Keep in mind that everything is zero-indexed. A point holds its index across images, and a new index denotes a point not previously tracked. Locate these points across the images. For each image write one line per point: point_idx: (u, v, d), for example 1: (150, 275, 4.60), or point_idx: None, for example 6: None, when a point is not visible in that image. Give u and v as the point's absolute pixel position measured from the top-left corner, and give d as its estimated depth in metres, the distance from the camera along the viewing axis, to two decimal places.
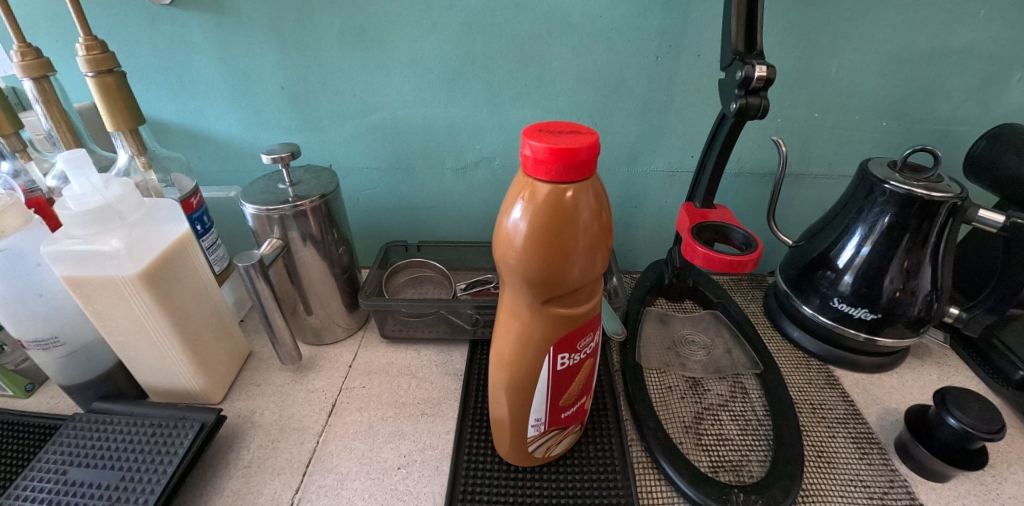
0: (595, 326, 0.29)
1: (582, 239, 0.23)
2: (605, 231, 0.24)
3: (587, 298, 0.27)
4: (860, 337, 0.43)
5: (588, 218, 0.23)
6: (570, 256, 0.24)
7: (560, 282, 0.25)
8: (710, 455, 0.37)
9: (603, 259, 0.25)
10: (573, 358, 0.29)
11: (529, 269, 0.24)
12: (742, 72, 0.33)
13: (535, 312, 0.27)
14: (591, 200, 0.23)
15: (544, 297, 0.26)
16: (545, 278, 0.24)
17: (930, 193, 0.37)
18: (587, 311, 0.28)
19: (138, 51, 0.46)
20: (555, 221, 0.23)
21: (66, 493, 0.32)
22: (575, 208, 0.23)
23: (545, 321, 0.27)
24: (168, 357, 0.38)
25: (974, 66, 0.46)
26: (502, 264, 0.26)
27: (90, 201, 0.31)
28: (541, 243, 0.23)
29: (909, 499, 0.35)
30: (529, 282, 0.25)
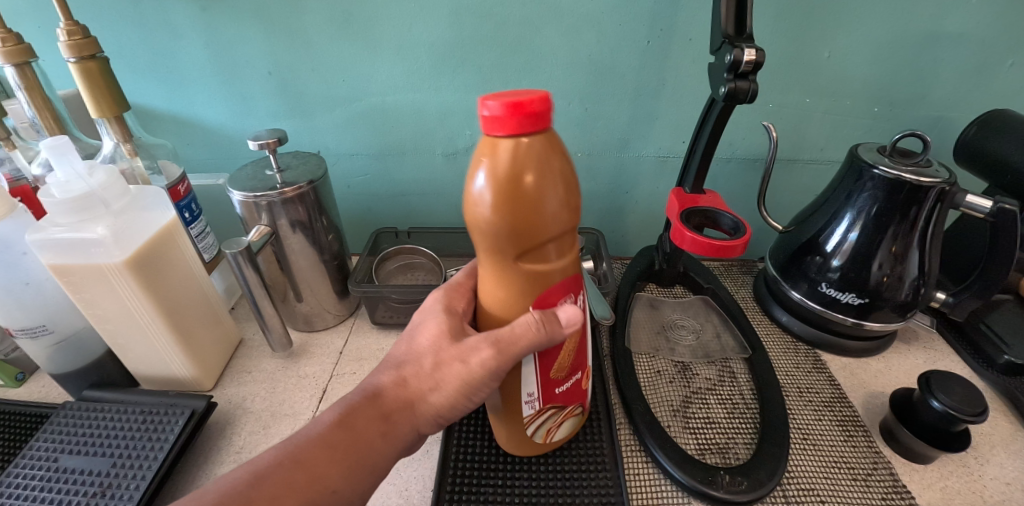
0: (579, 285, 0.27)
1: (552, 195, 0.21)
2: (576, 183, 0.22)
3: (566, 256, 0.25)
4: (848, 321, 0.44)
5: (554, 172, 0.21)
6: (540, 214, 0.21)
7: (532, 242, 0.22)
8: (697, 438, 0.37)
9: (579, 212, 0.23)
10: (567, 340, 0.28)
11: (496, 233, 0.22)
12: (731, 55, 0.33)
13: (511, 274, 0.25)
14: (555, 149, 0.21)
15: (521, 260, 0.24)
16: (518, 242, 0.22)
17: (919, 179, 0.37)
18: (568, 270, 0.26)
19: (122, 36, 0.46)
20: (517, 177, 0.20)
21: (58, 480, 0.32)
22: (541, 161, 0.20)
23: (523, 283, 0.25)
24: (158, 345, 0.38)
25: (967, 51, 0.46)
26: (468, 229, 0.23)
27: (74, 188, 0.31)
28: (505, 204, 0.21)
29: (892, 480, 0.35)
30: (499, 245, 0.23)
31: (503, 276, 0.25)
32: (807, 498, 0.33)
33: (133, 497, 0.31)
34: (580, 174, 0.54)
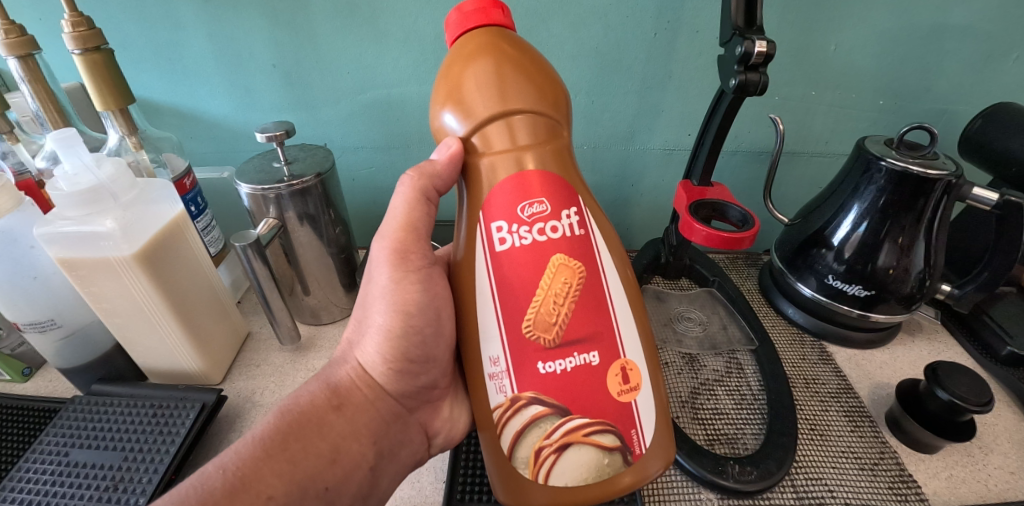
0: (574, 195, 0.24)
1: (502, 49, 0.22)
2: (537, 59, 0.23)
3: (544, 134, 0.23)
4: (853, 313, 0.44)
5: (502, 36, 0.23)
6: (493, 56, 0.22)
7: (486, 90, 0.22)
8: (706, 429, 0.38)
9: (548, 91, 0.23)
10: (573, 357, 0.23)
11: (450, 101, 0.23)
12: (742, 47, 0.33)
13: (480, 155, 0.23)
14: (512, 38, 0.23)
15: (491, 136, 0.23)
16: (483, 103, 0.22)
17: (926, 171, 0.37)
18: (548, 152, 0.23)
19: (125, 27, 0.45)
20: (466, 42, 0.23)
21: (69, 474, 0.32)
22: (495, 37, 0.23)
23: (492, 165, 0.23)
24: (167, 339, 0.38)
25: (974, 43, 0.46)
26: (437, 139, 0.25)
27: (82, 181, 0.31)
28: (457, 64, 0.23)
29: (899, 469, 0.36)
30: (453, 118, 0.23)
31: (475, 161, 0.24)
32: (815, 487, 0.34)
33: (145, 490, 0.31)
34: (585, 167, 0.54)
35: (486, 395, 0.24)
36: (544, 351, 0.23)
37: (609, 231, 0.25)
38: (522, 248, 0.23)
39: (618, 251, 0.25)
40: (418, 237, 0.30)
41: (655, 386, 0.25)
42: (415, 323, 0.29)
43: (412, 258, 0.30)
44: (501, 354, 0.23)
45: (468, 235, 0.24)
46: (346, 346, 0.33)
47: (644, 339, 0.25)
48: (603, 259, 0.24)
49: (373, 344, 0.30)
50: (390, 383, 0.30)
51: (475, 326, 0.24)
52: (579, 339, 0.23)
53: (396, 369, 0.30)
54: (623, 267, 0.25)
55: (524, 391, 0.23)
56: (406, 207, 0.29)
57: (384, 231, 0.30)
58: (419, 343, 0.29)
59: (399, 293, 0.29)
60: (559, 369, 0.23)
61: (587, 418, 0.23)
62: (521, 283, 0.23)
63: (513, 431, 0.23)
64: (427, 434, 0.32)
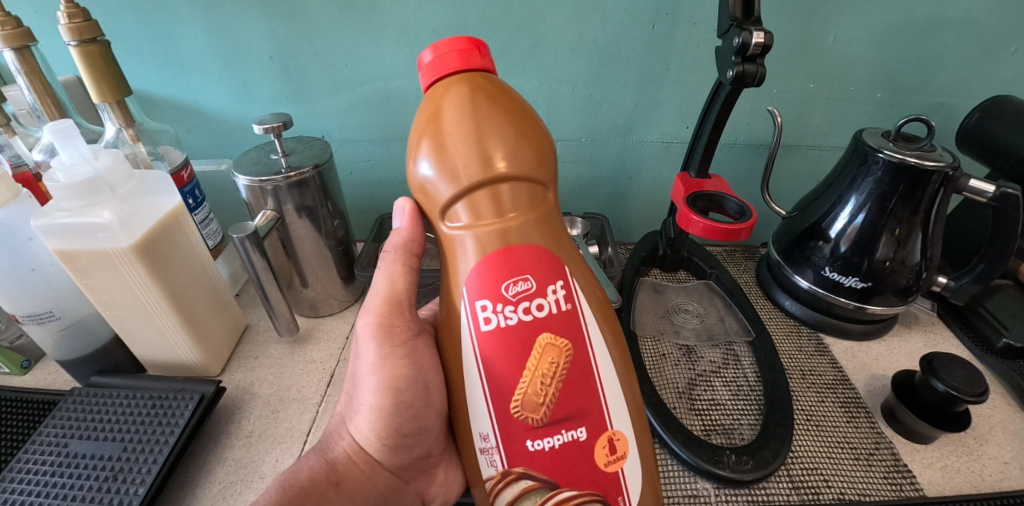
0: (560, 265, 0.23)
1: (490, 109, 0.22)
2: (526, 117, 0.23)
3: (532, 204, 0.22)
4: (850, 305, 0.44)
5: (488, 91, 0.22)
6: (476, 114, 0.21)
7: (474, 153, 0.21)
8: (703, 419, 0.38)
9: (532, 154, 0.22)
10: (561, 435, 0.22)
11: (434, 163, 0.22)
12: (740, 38, 0.33)
13: (465, 220, 0.22)
14: (494, 91, 0.22)
15: (476, 201, 0.22)
16: (467, 168, 0.21)
17: (923, 162, 0.37)
18: (537, 222, 0.22)
19: (121, 19, 0.45)
20: (449, 95, 0.22)
21: (68, 465, 0.32)
22: (476, 92, 0.22)
23: (479, 236, 0.22)
24: (166, 330, 0.38)
25: (972, 35, 0.46)
26: (417, 196, 0.24)
27: (80, 172, 0.31)
28: (443, 120, 0.22)
29: (894, 459, 0.36)
30: (436, 181, 0.22)
31: (460, 226, 0.22)
32: (811, 477, 0.34)
33: (145, 480, 0.31)
34: (583, 160, 0.54)
35: (477, 467, 0.24)
36: (533, 429, 0.22)
37: (597, 301, 0.24)
38: (507, 329, 0.22)
39: (605, 318, 0.24)
40: (402, 309, 0.31)
41: (643, 456, 0.24)
42: (406, 397, 0.29)
43: (398, 332, 0.30)
44: (490, 431, 0.23)
45: (449, 303, 0.24)
46: (339, 419, 0.32)
47: (632, 408, 0.24)
48: (591, 331, 0.23)
49: (366, 421, 0.29)
50: (386, 457, 0.30)
51: (464, 402, 0.23)
52: (566, 417, 0.22)
53: (390, 444, 0.29)
54: (611, 335, 0.24)
55: (514, 465, 0.23)
56: (389, 278, 0.31)
57: (369, 303, 0.31)
58: (411, 417, 0.29)
59: (389, 368, 0.28)
60: (547, 447, 0.22)
61: (575, 490, 0.22)
62: (508, 363, 0.22)
63: (504, 501, 0.23)
64: (422, 500, 0.32)
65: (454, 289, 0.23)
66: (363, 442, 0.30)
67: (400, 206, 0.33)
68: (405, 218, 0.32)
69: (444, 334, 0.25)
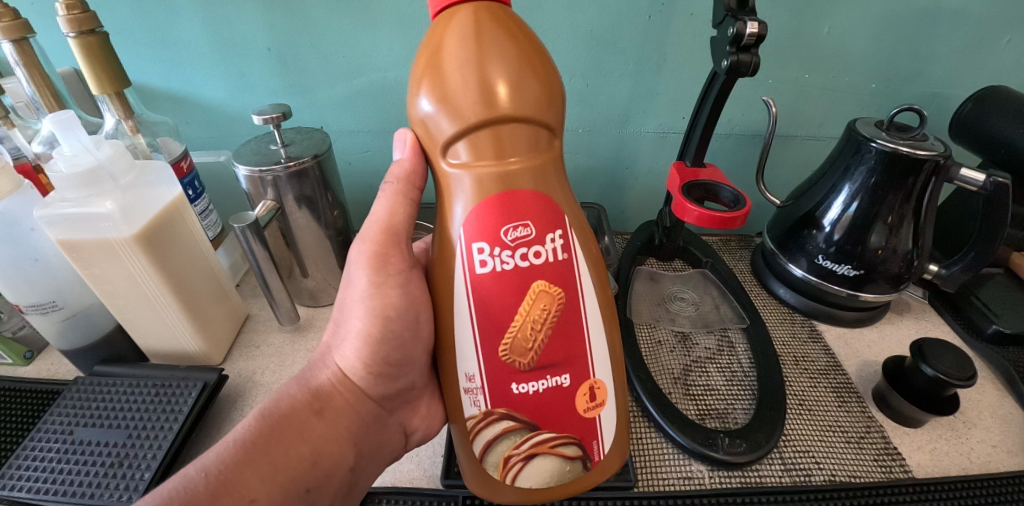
0: (560, 215, 0.23)
1: (500, 45, 0.21)
2: (537, 57, 0.22)
3: (535, 149, 0.22)
4: (843, 293, 0.45)
5: (501, 25, 0.21)
6: (482, 46, 0.21)
7: (482, 89, 0.20)
8: (697, 404, 0.39)
9: (539, 93, 0.21)
10: (546, 380, 0.24)
11: (440, 97, 0.21)
12: (734, 28, 0.33)
13: (465, 159, 0.22)
14: (504, 21, 0.21)
15: (479, 139, 0.22)
16: (471, 104, 0.21)
17: (915, 151, 0.38)
18: (538, 169, 0.22)
19: (118, 10, 0.45)
20: (457, 26, 0.21)
21: (74, 451, 0.33)
22: (485, 22, 0.21)
23: (479, 177, 0.22)
24: (170, 320, 0.39)
25: (965, 26, 0.47)
26: (419, 131, 0.24)
27: (82, 162, 0.31)
28: (447, 53, 0.21)
29: (884, 442, 0.37)
30: (440, 117, 0.22)
31: (458, 165, 0.22)
32: (803, 459, 0.35)
33: (150, 465, 0.32)
34: (580, 150, 0.55)
35: (460, 406, 0.25)
36: (519, 373, 0.24)
37: (594, 256, 0.25)
38: (503, 273, 0.22)
39: (600, 272, 0.25)
40: (399, 240, 0.30)
41: (619, 403, 0.26)
42: (395, 326, 0.29)
43: (394, 262, 0.30)
44: (476, 372, 0.24)
45: (442, 243, 0.24)
46: (324, 349, 0.32)
47: (614, 359, 0.26)
48: (584, 285, 0.24)
49: (352, 348, 0.30)
50: (370, 387, 0.30)
51: (452, 343, 0.24)
52: (552, 363, 0.24)
53: (375, 373, 0.30)
54: (603, 294, 0.25)
55: (497, 406, 0.24)
56: (389, 210, 0.30)
57: (365, 231, 0.31)
58: (398, 346, 0.30)
59: (379, 297, 0.28)
60: (532, 390, 0.24)
61: (554, 433, 0.24)
62: (500, 306, 0.23)
63: (485, 438, 0.25)
64: (406, 432, 0.33)
65: (449, 230, 0.23)
66: (347, 370, 0.30)
67: (400, 135, 0.29)
68: (408, 150, 0.29)
69: (434, 271, 0.25)
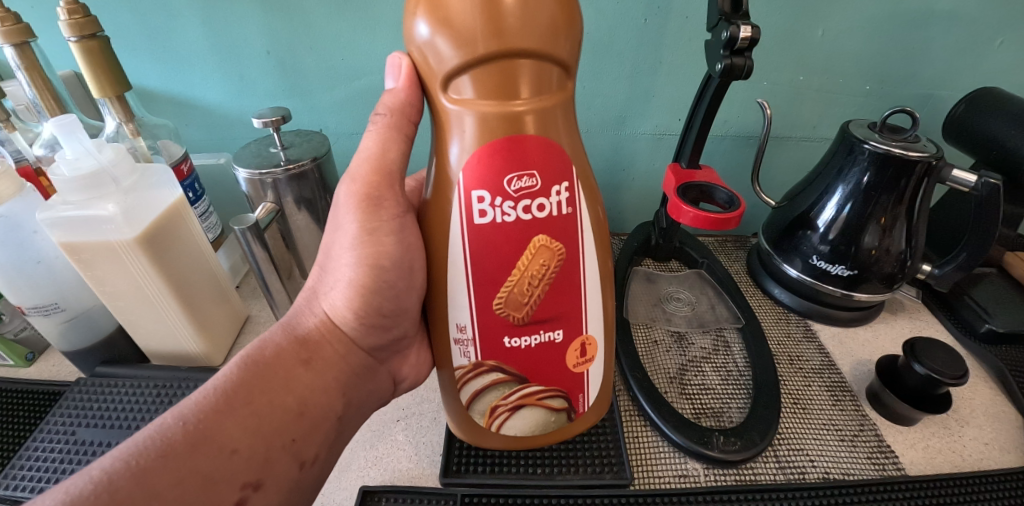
0: (568, 166, 0.21)
1: None
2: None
3: (546, 88, 0.20)
4: (837, 293, 0.45)
5: None
6: None
7: (492, 9, 0.17)
8: (693, 403, 0.39)
9: (556, 17, 0.18)
10: (539, 335, 0.24)
11: (440, 17, 0.18)
12: (727, 32, 0.34)
13: (468, 95, 0.20)
14: None
15: (484, 73, 0.19)
16: (477, 28, 0.17)
17: (907, 153, 0.38)
18: (548, 111, 0.20)
19: (119, 14, 0.45)
20: None
21: (77, 452, 0.34)
22: None
23: (482, 119, 0.20)
24: (170, 322, 0.39)
25: (957, 28, 0.47)
26: (415, 56, 0.20)
27: (84, 166, 0.31)
28: None
29: (877, 440, 0.37)
30: (440, 44, 0.18)
31: (460, 103, 0.20)
32: (797, 457, 0.35)
33: None
34: None
35: (451, 355, 0.25)
36: (513, 327, 0.24)
37: (597, 210, 0.24)
38: (503, 225, 0.21)
39: (600, 226, 0.24)
40: (392, 181, 0.29)
41: (606, 357, 0.28)
42: (388, 277, 0.28)
43: (385, 207, 0.28)
44: (468, 323, 0.24)
45: (437, 191, 0.22)
46: (311, 296, 0.32)
47: (606, 313, 0.26)
48: (585, 239, 0.23)
49: (342, 297, 0.29)
50: (361, 337, 0.30)
51: (445, 293, 0.24)
52: (546, 319, 0.24)
53: (367, 323, 0.30)
54: (601, 251, 0.25)
55: (488, 359, 0.25)
56: (380, 146, 0.28)
57: (354, 171, 0.29)
58: (392, 297, 0.29)
59: (372, 245, 0.28)
60: (523, 344, 0.24)
61: (542, 387, 0.26)
62: (497, 258, 0.22)
63: (475, 388, 0.26)
64: (395, 380, 0.35)
65: (447, 175, 0.22)
66: (334, 317, 0.30)
67: (393, 59, 0.26)
68: (402, 78, 0.25)
69: (428, 214, 0.24)
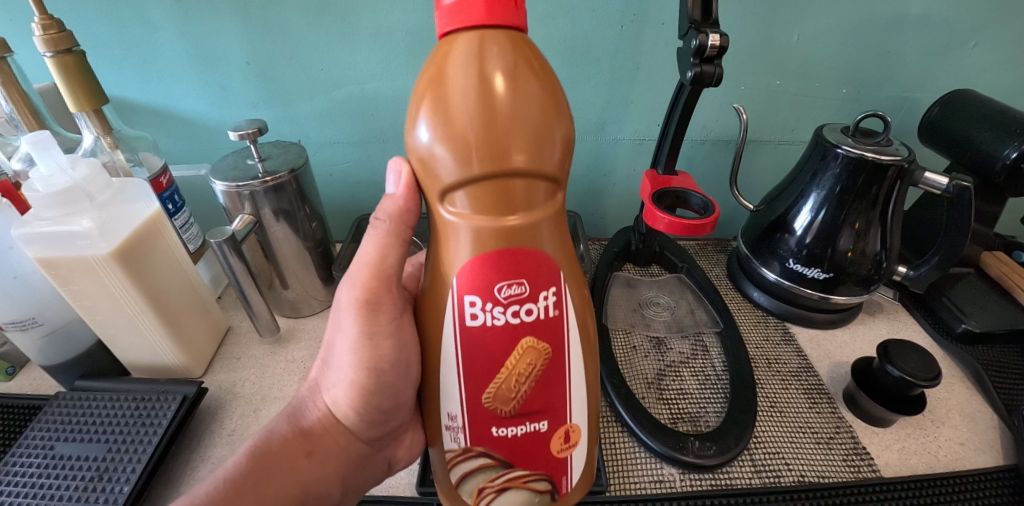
0: (557, 272, 0.21)
1: (517, 88, 0.18)
2: (562, 104, 0.19)
3: (541, 205, 0.20)
4: (814, 296, 0.46)
5: (523, 62, 0.18)
6: (495, 86, 0.17)
7: (494, 136, 0.18)
8: (670, 408, 0.39)
9: (554, 149, 0.19)
10: (525, 425, 0.23)
11: (442, 136, 0.18)
12: (697, 40, 0.34)
13: (463, 209, 0.20)
14: (523, 57, 0.18)
15: (483, 192, 0.19)
16: (478, 155, 0.18)
17: (879, 157, 0.39)
18: (540, 226, 0.20)
19: (97, 27, 0.45)
20: (467, 58, 0.18)
21: (55, 466, 0.33)
22: (501, 58, 0.18)
23: (475, 232, 0.20)
24: (148, 335, 0.39)
25: (930, 32, 0.48)
26: (414, 166, 0.21)
27: (57, 182, 0.32)
28: (453, 86, 0.18)
29: (852, 442, 0.38)
30: (439, 160, 0.19)
31: (455, 215, 0.20)
32: (772, 461, 0.36)
33: (130, 478, 0.32)
34: None
35: (440, 438, 0.24)
36: (500, 418, 0.23)
37: (585, 305, 0.24)
38: (494, 328, 0.21)
39: (586, 321, 0.24)
40: (390, 284, 0.28)
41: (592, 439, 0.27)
42: (387, 378, 0.29)
43: (384, 310, 0.28)
44: (458, 413, 0.23)
45: (431, 289, 0.22)
46: (312, 385, 0.32)
47: (591, 399, 0.25)
48: (572, 337, 0.23)
49: (343, 396, 0.29)
50: (360, 429, 0.30)
51: (435, 383, 0.23)
52: (534, 410, 0.23)
53: (367, 420, 0.30)
54: (588, 343, 0.24)
55: (476, 444, 0.24)
56: (379, 250, 0.28)
57: (353, 273, 0.28)
58: (390, 395, 0.29)
59: (372, 350, 0.28)
60: (511, 433, 0.23)
61: (527, 470, 0.24)
62: (487, 356, 0.22)
63: (462, 470, 0.24)
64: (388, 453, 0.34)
65: (441, 279, 0.21)
66: (336, 413, 0.30)
67: (396, 165, 0.26)
68: (403, 183, 0.26)
69: (423, 313, 0.23)
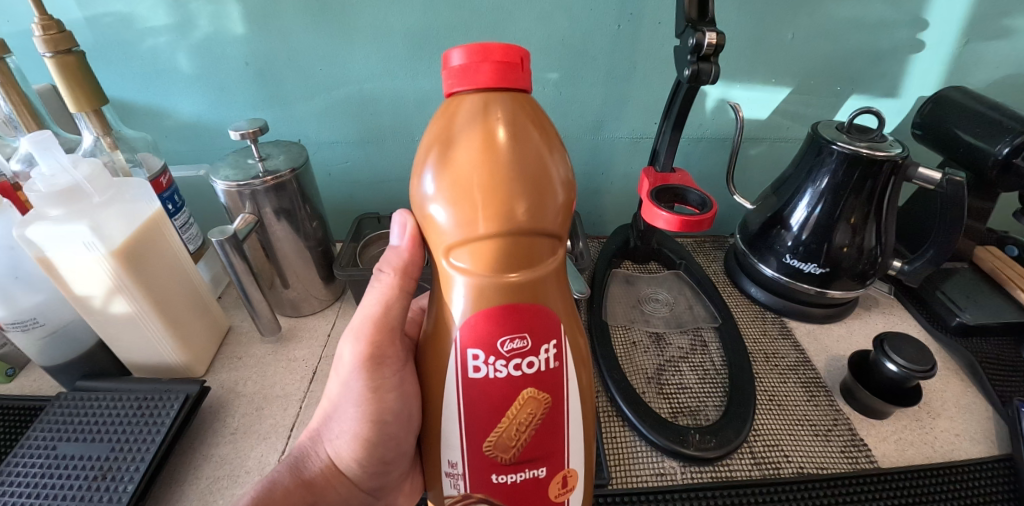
0: (557, 325, 0.21)
1: (520, 148, 0.18)
2: (564, 163, 0.20)
3: (543, 260, 0.20)
4: (811, 290, 0.46)
5: (526, 122, 0.19)
6: (500, 147, 0.18)
7: (499, 195, 0.18)
8: (671, 402, 0.40)
9: (556, 205, 0.19)
10: (524, 473, 0.23)
11: (448, 193, 0.19)
12: (693, 39, 0.35)
13: (466, 264, 0.20)
14: (527, 119, 0.19)
15: (486, 247, 0.19)
16: (483, 211, 0.18)
17: (874, 153, 0.39)
18: (543, 281, 0.20)
19: (95, 28, 0.45)
20: (474, 118, 0.18)
21: (58, 466, 0.33)
22: (507, 118, 0.18)
23: (478, 288, 0.20)
24: (150, 335, 0.39)
25: (921, 30, 0.48)
26: (419, 219, 0.21)
27: (59, 181, 0.32)
28: (460, 143, 0.18)
29: (851, 434, 0.38)
30: (443, 214, 0.19)
31: (458, 268, 0.20)
32: (772, 453, 0.36)
33: (134, 477, 0.33)
34: None
35: (440, 484, 0.24)
36: (500, 465, 0.23)
37: (584, 357, 0.24)
38: (495, 381, 0.21)
39: (585, 373, 0.24)
40: (393, 335, 0.29)
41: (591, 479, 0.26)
42: (391, 428, 0.29)
43: (388, 363, 0.29)
44: (459, 460, 0.23)
45: (433, 335, 0.23)
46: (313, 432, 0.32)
47: (589, 447, 0.25)
48: (571, 389, 0.23)
49: (346, 445, 0.29)
50: (360, 476, 0.30)
51: (435, 433, 0.23)
52: (533, 458, 0.23)
53: (369, 470, 0.30)
54: (586, 389, 0.24)
55: (476, 490, 0.23)
56: (382, 303, 0.29)
57: (356, 326, 0.29)
58: (392, 444, 0.29)
59: (375, 403, 0.28)
60: (510, 480, 0.23)
61: None
62: (488, 405, 0.22)
63: None
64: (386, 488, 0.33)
65: (442, 327, 0.22)
66: (339, 463, 0.30)
67: (399, 219, 0.29)
68: (407, 237, 0.28)
69: (424, 360, 0.24)
